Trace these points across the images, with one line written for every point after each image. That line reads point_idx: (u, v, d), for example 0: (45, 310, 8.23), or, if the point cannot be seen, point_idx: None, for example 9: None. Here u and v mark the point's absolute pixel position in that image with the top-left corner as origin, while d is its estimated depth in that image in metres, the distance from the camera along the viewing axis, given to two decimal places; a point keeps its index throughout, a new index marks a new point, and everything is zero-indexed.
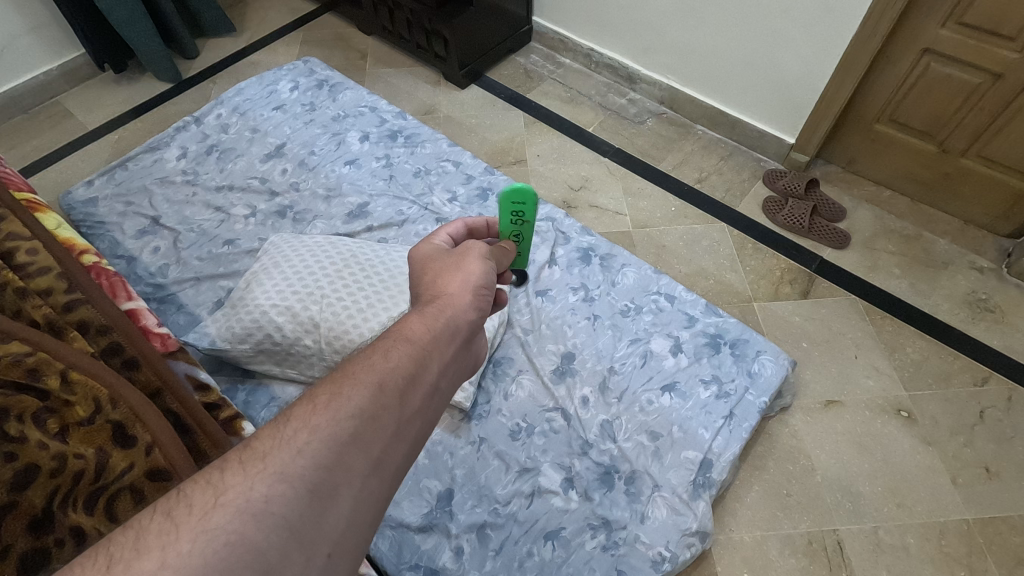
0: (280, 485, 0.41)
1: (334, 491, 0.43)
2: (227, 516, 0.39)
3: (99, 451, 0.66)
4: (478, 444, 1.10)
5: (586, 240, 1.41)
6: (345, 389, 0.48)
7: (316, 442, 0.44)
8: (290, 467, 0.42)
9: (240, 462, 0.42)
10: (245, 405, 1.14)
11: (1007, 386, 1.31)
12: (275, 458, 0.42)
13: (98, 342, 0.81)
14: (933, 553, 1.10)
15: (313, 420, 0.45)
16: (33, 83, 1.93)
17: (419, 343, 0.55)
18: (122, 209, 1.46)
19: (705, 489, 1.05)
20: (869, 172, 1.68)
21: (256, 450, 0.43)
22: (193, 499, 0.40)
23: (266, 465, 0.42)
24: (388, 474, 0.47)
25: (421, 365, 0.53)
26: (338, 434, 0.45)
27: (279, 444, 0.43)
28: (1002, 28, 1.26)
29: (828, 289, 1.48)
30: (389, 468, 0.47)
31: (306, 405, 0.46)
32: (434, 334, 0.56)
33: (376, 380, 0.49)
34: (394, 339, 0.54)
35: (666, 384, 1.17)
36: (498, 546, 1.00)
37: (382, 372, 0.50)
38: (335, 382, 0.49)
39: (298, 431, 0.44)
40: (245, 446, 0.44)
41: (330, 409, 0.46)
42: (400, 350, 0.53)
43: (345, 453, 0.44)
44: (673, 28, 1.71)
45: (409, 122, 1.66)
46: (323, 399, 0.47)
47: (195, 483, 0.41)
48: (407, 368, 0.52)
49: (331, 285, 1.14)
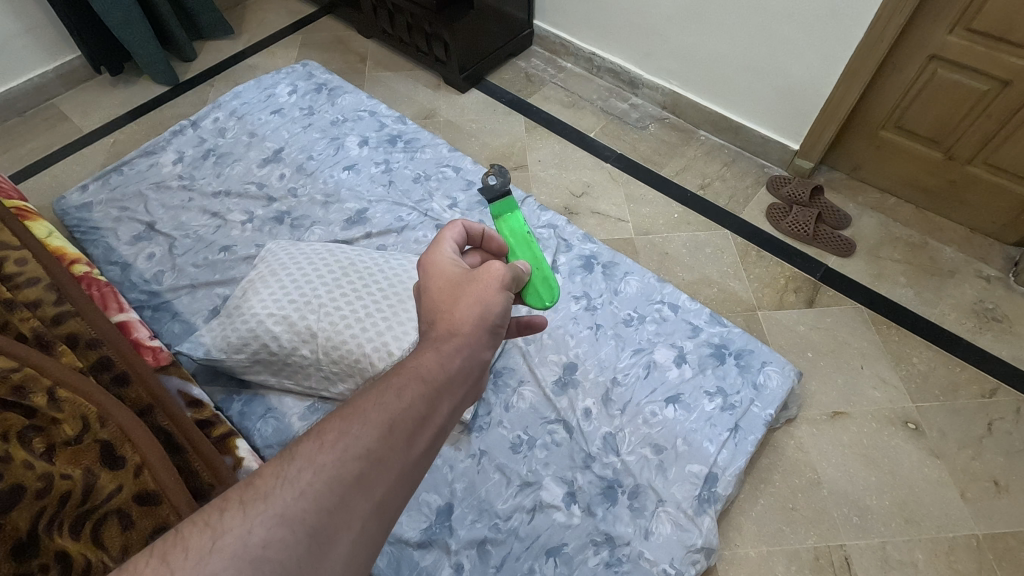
0: (279, 528, 0.39)
1: (333, 535, 0.41)
2: (223, 561, 0.37)
3: (86, 471, 0.63)
4: (478, 457, 1.08)
5: (588, 247, 1.39)
6: (354, 424, 0.45)
7: (319, 484, 0.42)
8: (290, 509, 0.40)
9: (239, 501, 0.40)
10: (241, 416, 1.12)
11: (1016, 398, 1.29)
12: (276, 498, 0.40)
13: (88, 356, 0.79)
14: (942, 569, 1.08)
15: (318, 459, 0.43)
16: (28, 85, 1.91)
17: (432, 381, 0.52)
18: (116, 214, 1.43)
19: (711, 505, 1.03)
20: (874, 179, 1.66)
21: (257, 489, 0.41)
22: (189, 543, 0.38)
23: (268, 506, 0.40)
24: (391, 516, 0.45)
25: (433, 405, 0.50)
26: (343, 475, 0.43)
27: (282, 484, 0.41)
28: (1009, 34, 1.25)
29: (833, 298, 1.46)
30: (392, 511, 0.45)
31: (312, 442, 0.44)
32: (448, 371, 0.53)
33: (387, 419, 0.47)
34: (407, 374, 0.51)
35: (670, 396, 1.15)
36: (498, 563, 0.97)
37: (393, 409, 0.48)
38: (344, 417, 0.46)
39: (302, 470, 0.42)
40: (247, 483, 0.42)
41: (336, 448, 0.44)
42: (413, 387, 0.50)
43: (348, 497, 0.42)
44: (676, 33, 1.70)
45: (408, 127, 1.64)
46: (331, 435, 0.45)
47: (192, 524, 0.39)
48: (419, 408, 0.49)
49: (328, 294, 1.12)
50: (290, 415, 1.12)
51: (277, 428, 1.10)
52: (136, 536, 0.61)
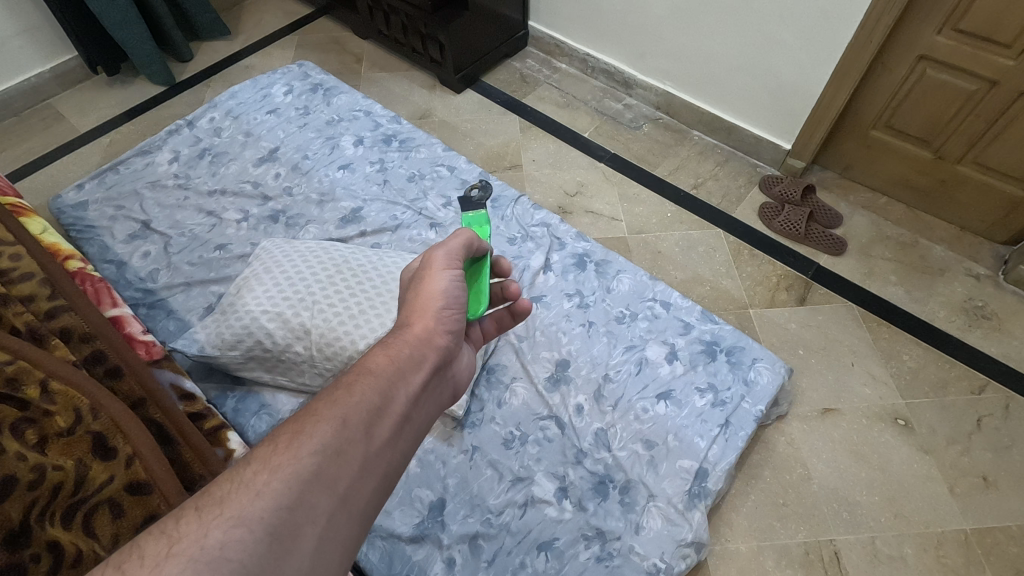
0: (237, 529, 0.40)
1: (296, 532, 0.42)
2: (180, 564, 0.37)
3: (78, 462, 0.64)
4: (470, 452, 1.08)
5: (580, 246, 1.40)
6: (308, 423, 0.47)
7: (275, 483, 0.43)
8: (248, 510, 0.41)
9: (196, 508, 0.41)
10: (235, 413, 1.13)
11: (1005, 394, 1.30)
12: (232, 501, 0.41)
13: (81, 350, 0.80)
14: (931, 563, 1.09)
15: (274, 460, 0.44)
16: (25, 85, 1.92)
17: (383, 375, 0.54)
18: (112, 213, 1.44)
19: (701, 500, 1.03)
20: (865, 178, 1.67)
21: (213, 495, 0.42)
22: (145, 551, 0.38)
23: (225, 510, 0.41)
24: (356, 509, 0.46)
25: (388, 397, 0.52)
26: (300, 471, 0.44)
27: (238, 488, 0.42)
28: (997, 35, 1.26)
29: (824, 296, 1.47)
30: (357, 504, 0.46)
31: (267, 446, 0.45)
32: (398, 365, 0.56)
33: (339, 415, 0.48)
34: (358, 373, 0.54)
35: (661, 392, 1.16)
36: (490, 557, 0.98)
37: (346, 406, 0.49)
38: (297, 420, 0.48)
39: (258, 472, 0.43)
40: (203, 493, 0.43)
41: (291, 447, 0.45)
42: (363, 383, 0.52)
43: (307, 492, 0.43)
44: (669, 34, 1.71)
45: (403, 126, 1.65)
46: (285, 437, 0.46)
47: (149, 534, 0.40)
48: (372, 401, 0.51)
49: (322, 291, 1.13)
50: (283, 411, 1.13)
51: (271, 424, 1.11)
52: (126, 525, 0.63)
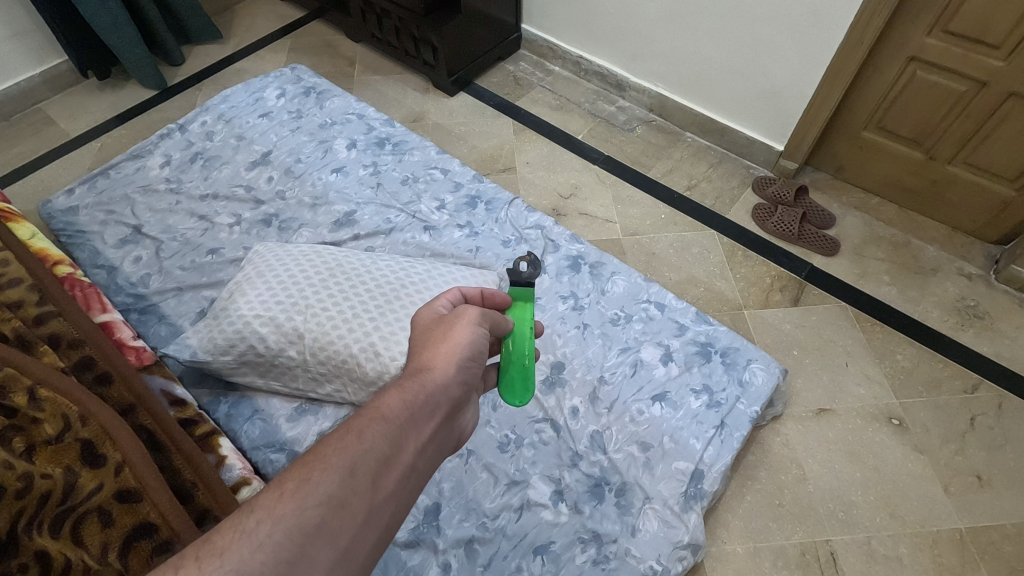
0: None
1: None
2: None
3: (66, 470, 0.63)
4: (466, 456, 1.08)
5: (575, 248, 1.40)
6: (315, 471, 0.46)
7: (277, 534, 0.42)
8: (248, 562, 0.40)
9: (195, 558, 0.40)
10: (228, 418, 1.12)
11: (998, 393, 1.31)
12: (233, 552, 0.40)
13: (70, 356, 0.79)
14: (926, 562, 1.09)
15: (278, 509, 0.43)
16: (15, 89, 1.90)
17: (396, 420, 0.53)
18: (103, 217, 1.43)
19: (697, 501, 1.03)
20: (858, 179, 1.68)
21: (215, 543, 0.41)
22: None
23: (224, 561, 0.40)
24: (356, 563, 0.45)
25: (397, 445, 0.51)
26: (303, 522, 0.43)
27: (239, 537, 0.41)
28: (986, 36, 1.27)
29: (818, 297, 1.47)
30: (357, 558, 0.45)
31: (272, 492, 0.44)
32: (411, 410, 0.55)
33: (347, 464, 0.47)
34: (371, 415, 0.52)
35: (656, 394, 1.15)
36: (486, 561, 0.97)
37: (356, 453, 0.48)
38: (305, 465, 0.47)
39: (262, 521, 0.42)
40: (204, 539, 0.42)
41: (296, 496, 0.44)
42: (373, 429, 0.51)
43: (309, 545, 0.43)
44: (661, 36, 1.72)
45: (396, 130, 1.64)
46: (291, 483, 0.45)
47: None
48: (381, 448, 0.50)
49: (315, 295, 1.12)
50: (278, 416, 1.12)
51: (264, 429, 1.10)
52: (116, 533, 0.61)
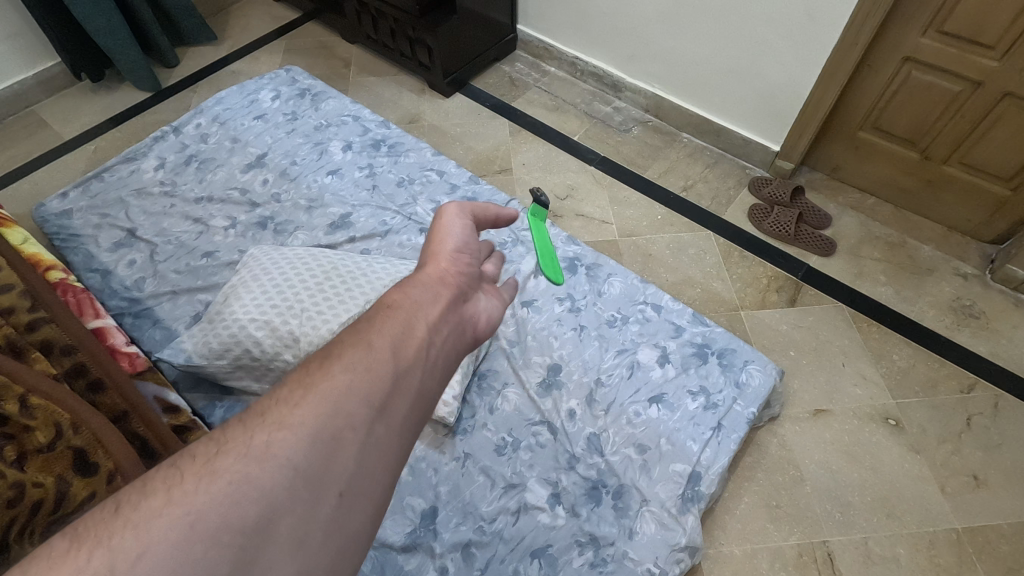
0: (239, 487, 0.37)
1: (302, 495, 0.39)
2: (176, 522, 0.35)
3: (58, 479, 0.63)
4: (462, 459, 1.07)
5: (571, 249, 1.40)
6: (312, 385, 0.43)
7: (277, 444, 0.40)
8: (249, 471, 0.38)
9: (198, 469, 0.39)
10: (223, 422, 1.11)
11: (994, 393, 1.31)
12: (234, 462, 0.39)
13: (62, 363, 0.78)
14: (923, 563, 1.10)
15: (276, 425, 0.40)
16: (8, 92, 1.89)
17: (397, 330, 0.48)
18: (97, 221, 1.42)
19: (694, 503, 1.03)
20: (853, 179, 1.68)
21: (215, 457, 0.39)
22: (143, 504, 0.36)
23: (223, 468, 0.38)
24: (369, 473, 0.42)
25: (400, 355, 0.47)
26: (302, 432, 0.40)
27: (237, 451, 0.39)
28: (981, 36, 1.27)
29: (814, 297, 1.47)
30: (373, 465, 0.42)
31: (269, 409, 0.42)
32: (412, 323, 0.50)
33: (345, 375, 0.44)
34: (370, 329, 0.48)
35: (653, 396, 1.15)
36: (483, 564, 0.97)
37: (355, 363, 0.45)
38: (301, 384, 0.43)
39: (260, 436, 0.40)
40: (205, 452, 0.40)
41: (292, 411, 0.41)
42: (372, 342, 0.47)
43: (310, 452, 0.40)
44: (657, 36, 1.71)
45: (392, 131, 1.64)
46: (287, 398, 0.42)
47: (152, 488, 0.37)
48: (380, 359, 0.46)
49: (310, 298, 1.12)
50: None
51: None
52: None
